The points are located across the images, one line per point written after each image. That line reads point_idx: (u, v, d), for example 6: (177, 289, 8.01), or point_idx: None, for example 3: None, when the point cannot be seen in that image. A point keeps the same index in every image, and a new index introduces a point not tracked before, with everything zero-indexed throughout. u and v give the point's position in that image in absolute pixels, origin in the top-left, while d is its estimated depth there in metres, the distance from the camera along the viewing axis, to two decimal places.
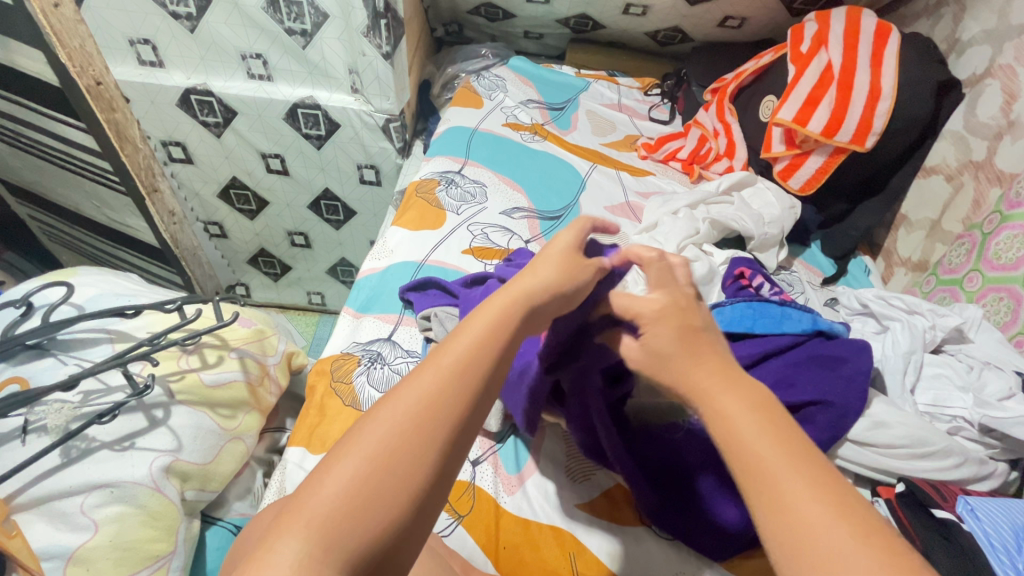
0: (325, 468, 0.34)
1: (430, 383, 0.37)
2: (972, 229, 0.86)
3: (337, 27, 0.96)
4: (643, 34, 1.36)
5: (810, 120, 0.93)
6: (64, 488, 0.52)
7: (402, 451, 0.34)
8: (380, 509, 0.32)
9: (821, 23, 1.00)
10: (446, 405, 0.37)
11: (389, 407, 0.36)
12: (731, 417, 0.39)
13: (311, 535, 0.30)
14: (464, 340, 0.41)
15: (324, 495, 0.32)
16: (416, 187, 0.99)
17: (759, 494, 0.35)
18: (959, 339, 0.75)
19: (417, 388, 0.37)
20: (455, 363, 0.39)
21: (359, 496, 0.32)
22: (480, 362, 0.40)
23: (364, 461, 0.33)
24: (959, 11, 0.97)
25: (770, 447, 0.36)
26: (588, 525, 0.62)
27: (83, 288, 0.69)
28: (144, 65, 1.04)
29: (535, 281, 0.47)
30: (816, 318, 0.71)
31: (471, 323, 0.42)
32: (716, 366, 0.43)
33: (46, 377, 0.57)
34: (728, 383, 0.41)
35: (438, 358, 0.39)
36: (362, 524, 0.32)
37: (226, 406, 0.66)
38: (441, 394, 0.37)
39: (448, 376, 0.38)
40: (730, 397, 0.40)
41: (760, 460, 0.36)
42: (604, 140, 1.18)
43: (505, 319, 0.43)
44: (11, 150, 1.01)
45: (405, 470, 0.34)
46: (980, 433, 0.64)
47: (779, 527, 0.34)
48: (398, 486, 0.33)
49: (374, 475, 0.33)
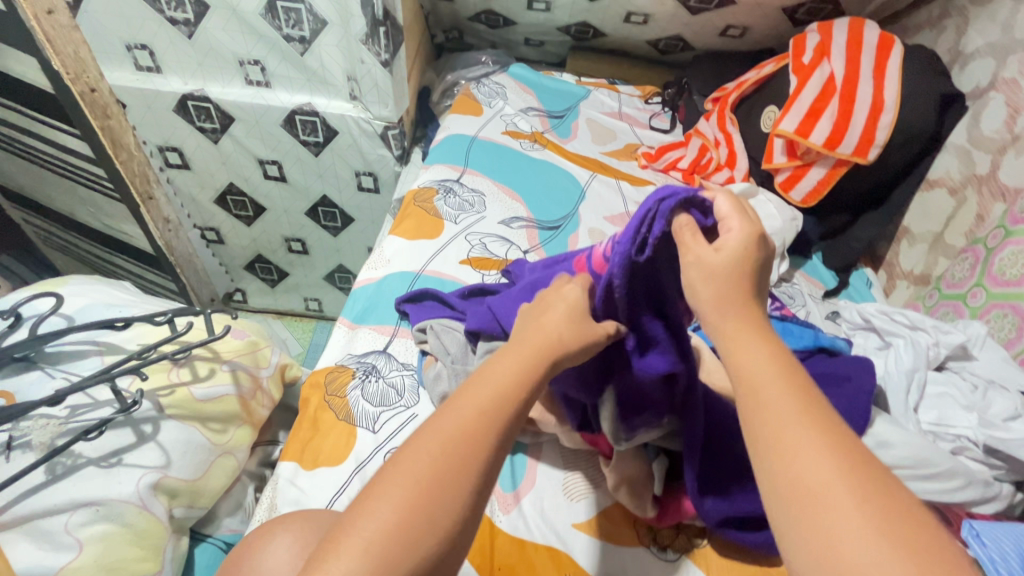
0: (374, 498, 0.35)
1: (465, 423, 0.38)
2: (975, 243, 0.86)
3: (335, 34, 0.95)
4: (644, 42, 1.35)
5: (812, 132, 0.93)
6: (48, 506, 0.50)
7: (447, 478, 0.36)
8: (429, 529, 0.35)
9: (823, 34, 0.99)
10: (481, 441, 0.38)
11: (427, 443, 0.37)
12: (764, 388, 0.39)
13: (368, 554, 0.33)
14: (491, 384, 0.41)
15: (377, 518, 0.34)
16: (414, 195, 0.98)
17: (767, 440, 0.36)
18: (963, 356, 0.74)
19: (452, 421, 0.38)
20: (486, 406, 0.40)
21: (409, 519, 0.34)
22: (508, 409, 0.40)
23: (411, 489, 0.35)
24: (962, 23, 0.97)
25: (787, 402, 0.38)
26: (585, 546, 0.61)
27: (74, 299, 0.67)
28: (141, 70, 1.03)
29: (551, 332, 0.46)
30: (818, 334, 0.72)
31: (494, 369, 0.43)
32: (750, 317, 0.43)
33: (32, 391, 0.56)
34: (757, 337, 0.42)
35: (470, 399, 0.40)
36: (412, 543, 0.34)
37: (217, 420, 0.65)
38: (476, 434, 0.38)
39: (480, 415, 0.39)
40: (756, 349, 0.41)
41: (776, 410, 0.37)
42: (604, 148, 1.17)
43: (528, 369, 0.43)
44: (4, 154, 1.00)
45: (450, 497, 0.36)
46: (984, 454, 0.63)
47: (779, 473, 0.35)
48: (444, 507, 0.35)
49: (421, 499, 0.35)
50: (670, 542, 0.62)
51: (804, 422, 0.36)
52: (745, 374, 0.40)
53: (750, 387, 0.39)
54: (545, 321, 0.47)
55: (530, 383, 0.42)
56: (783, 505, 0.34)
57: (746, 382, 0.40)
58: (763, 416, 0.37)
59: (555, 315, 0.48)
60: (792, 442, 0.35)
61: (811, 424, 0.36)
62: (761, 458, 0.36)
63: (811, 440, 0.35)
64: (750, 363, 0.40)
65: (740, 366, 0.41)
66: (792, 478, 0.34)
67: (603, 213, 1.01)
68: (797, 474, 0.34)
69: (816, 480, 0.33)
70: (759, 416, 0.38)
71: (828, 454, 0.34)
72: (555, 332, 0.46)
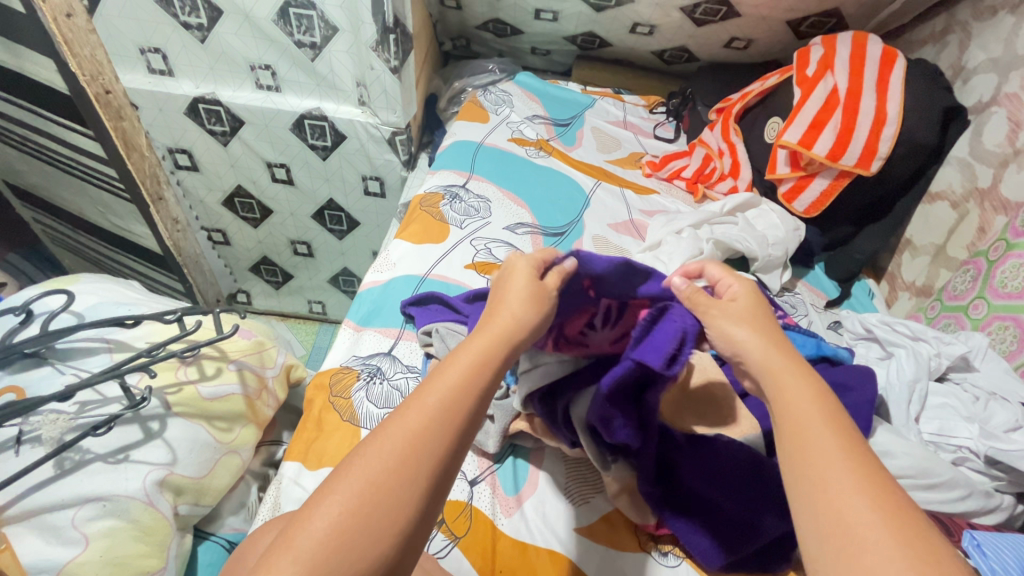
0: (313, 506, 0.36)
1: (412, 421, 0.40)
2: (977, 256, 0.86)
3: (346, 40, 0.97)
4: (649, 53, 1.37)
5: (815, 143, 0.94)
6: (56, 501, 0.51)
7: (395, 481, 0.37)
8: (372, 538, 0.35)
9: (827, 47, 1.00)
10: (428, 442, 0.39)
11: (374, 444, 0.39)
12: (809, 427, 0.41)
13: (305, 561, 0.33)
14: (441, 383, 0.43)
15: (313, 529, 0.34)
16: (420, 200, 0.98)
17: (813, 480, 0.39)
18: (965, 367, 0.75)
19: (403, 425, 0.40)
20: (436, 405, 0.41)
21: (348, 528, 0.35)
22: (458, 408, 0.42)
23: (352, 497, 0.36)
24: (965, 38, 0.98)
25: (830, 443, 0.40)
26: (587, 551, 0.61)
27: (84, 296, 0.68)
28: (154, 73, 1.04)
29: (505, 324, 0.49)
30: (821, 343, 0.72)
31: (444, 369, 0.44)
32: (790, 364, 0.46)
33: (42, 387, 0.57)
34: (799, 379, 0.45)
35: (421, 401, 0.42)
36: (357, 549, 0.34)
37: (223, 419, 0.65)
38: (423, 434, 0.40)
39: (430, 415, 0.41)
40: (801, 391, 0.44)
41: (819, 451, 0.40)
42: (609, 156, 1.18)
43: (479, 363, 0.45)
44: (16, 153, 1.01)
45: (395, 502, 0.36)
46: (985, 465, 0.64)
47: (824, 512, 0.37)
48: (388, 515, 0.36)
49: (363, 508, 0.36)
50: (671, 548, 0.62)
51: (852, 470, 0.38)
52: (791, 413, 0.43)
53: (797, 431, 0.42)
54: (500, 312, 0.50)
55: (480, 379, 0.44)
56: (823, 548, 0.36)
57: (792, 423, 0.42)
58: (807, 459, 0.40)
59: (515, 305, 0.51)
60: (839, 489, 0.37)
61: (860, 474, 0.38)
62: (806, 499, 0.38)
63: (856, 488, 0.37)
64: (797, 402, 0.43)
65: (788, 408, 0.43)
66: (833, 519, 0.36)
67: (607, 220, 1.02)
68: (840, 513, 0.36)
69: (861, 526, 0.35)
70: (806, 459, 0.40)
71: (878, 510, 0.36)
72: (509, 320, 0.49)
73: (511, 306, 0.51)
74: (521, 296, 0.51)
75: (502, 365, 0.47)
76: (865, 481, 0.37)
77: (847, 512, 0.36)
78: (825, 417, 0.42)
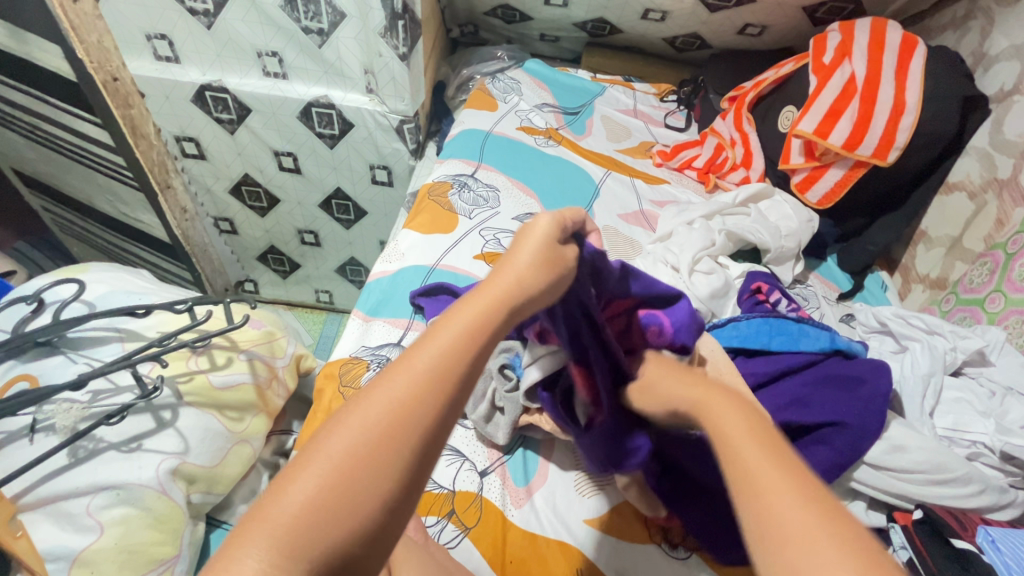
0: (289, 473, 0.31)
1: (403, 383, 0.34)
2: (995, 249, 0.85)
3: (354, 26, 0.95)
4: (660, 40, 1.34)
5: (831, 133, 0.92)
6: (72, 488, 0.52)
7: (380, 452, 0.32)
8: (351, 513, 0.30)
9: (844, 34, 0.98)
10: (422, 407, 0.34)
11: (359, 408, 0.33)
12: (732, 434, 0.37)
13: (274, 544, 0.28)
14: (437, 339, 0.37)
15: (285, 503, 0.29)
16: (428, 190, 0.98)
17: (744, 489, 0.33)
18: (980, 362, 0.74)
19: (393, 385, 0.34)
20: (431, 364, 0.35)
21: (325, 504, 0.30)
22: (457, 365, 0.36)
23: (330, 466, 0.31)
24: (987, 25, 0.95)
25: (752, 444, 0.35)
26: (598, 542, 0.61)
27: (95, 285, 0.68)
28: (161, 60, 1.03)
29: (516, 278, 0.43)
30: (834, 336, 0.71)
31: (441, 322, 0.39)
32: (717, 390, 0.43)
33: (55, 375, 0.57)
34: (725, 397, 0.42)
35: (412, 358, 0.36)
36: (330, 530, 0.29)
37: (234, 408, 0.65)
38: (417, 395, 0.34)
39: (424, 375, 0.35)
40: (726, 408, 0.40)
41: (743, 458, 0.35)
42: (619, 146, 1.17)
43: (482, 321, 0.39)
44: (24, 141, 1.01)
45: (380, 475, 0.31)
46: (1000, 461, 0.63)
47: (754, 516, 0.32)
48: (370, 488, 0.31)
49: (340, 481, 0.30)
50: (681, 541, 0.63)
51: (776, 467, 0.33)
52: (717, 429, 0.39)
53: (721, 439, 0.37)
54: (513, 263, 0.45)
55: (484, 335, 0.39)
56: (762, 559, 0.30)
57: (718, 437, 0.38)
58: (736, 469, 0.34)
59: (528, 260, 0.45)
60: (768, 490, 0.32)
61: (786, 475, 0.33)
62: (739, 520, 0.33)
63: (793, 489, 0.32)
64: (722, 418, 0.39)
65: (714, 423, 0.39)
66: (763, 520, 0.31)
67: (617, 210, 1.01)
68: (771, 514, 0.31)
69: (788, 523, 0.30)
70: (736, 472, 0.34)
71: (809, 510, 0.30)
72: (521, 272, 0.44)
73: (523, 263, 0.45)
74: (537, 253, 0.45)
75: (509, 320, 0.42)
76: (796, 484, 0.32)
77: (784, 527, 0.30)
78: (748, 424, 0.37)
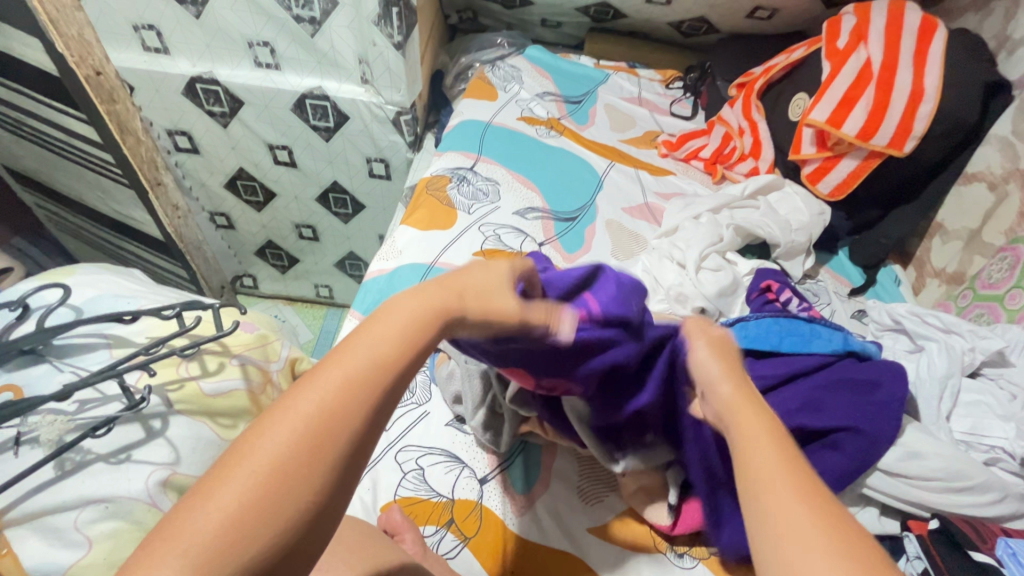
0: (206, 487, 0.29)
1: (332, 389, 0.32)
2: (1015, 243, 0.82)
3: (346, 15, 0.92)
4: (666, 24, 1.29)
5: (845, 122, 0.88)
6: (57, 503, 0.50)
7: (304, 464, 0.30)
8: (268, 529, 0.28)
9: (860, 17, 0.93)
10: (349, 417, 0.32)
11: (284, 415, 0.31)
12: (744, 426, 0.39)
13: (186, 563, 0.26)
14: (372, 344, 0.35)
15: (199, 520, 0.28)
16: (426, 183, 0.95)
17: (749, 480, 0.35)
18: (1001, 362, 0.71)
19: (321, 391, 0.32)
20: (363, 370, 0.34)
21: (244, 519, 0.28)
22: (391, 371, 0.35)
23: (251, 481, 0.29)
24: (1011, 5, 0.90)
25: (765, 441, 0.37)
26: (601, 551, 0.60)
27: (82, 289, 0.66)
28: (149, 51, 1.00)
29: (462, 287, 0.42)
30: (848, 337, 0.68)
31: (378, 325, 0.37)
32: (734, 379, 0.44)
33: (41, 385, 0.55)
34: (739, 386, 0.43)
35: (343, 362, 0.34)
36: (245, 547, 0.28)
37: (227, 415, 0.64)
38: (347, 403, 0.32)
39: (355, 382, 0.33)
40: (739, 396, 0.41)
41: (753, 452, 0.37)
42: (623, 136, 1.13)
43: (420, 325, 0.38)
44: (12, 137, 0.98)
45: (302, 489, 0.29)
46: (1020, 467, 0.61)
47: (759, 509, 0.34)
48: (290, 502, 0.29)
49: (260, 496, 0.29)
50: (686, 549, 0.61)
51: (784, 462, 0.35)
52: (732, 420, 0.40)
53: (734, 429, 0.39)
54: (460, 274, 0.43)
55: (420, 340, 0.37)
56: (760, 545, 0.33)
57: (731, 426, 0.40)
58: (746, 460, 0.37)
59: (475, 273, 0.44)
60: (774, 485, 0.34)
61: (793, 471, 0.35)
62: (758, 552, 0.32)
63: (796, 483, 0.34)
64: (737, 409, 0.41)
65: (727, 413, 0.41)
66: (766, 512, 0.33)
67: (621, 204, 0.98)
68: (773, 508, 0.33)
69: (790, 515, 0.32)
70: (754, 481, 0.35)
71: (810, 504, 0.33)
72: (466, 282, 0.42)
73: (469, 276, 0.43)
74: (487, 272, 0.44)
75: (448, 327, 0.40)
76: (804, 481, 0.34)
77: (789, 520, 0.32)
78: (766, 423, 0.39)
